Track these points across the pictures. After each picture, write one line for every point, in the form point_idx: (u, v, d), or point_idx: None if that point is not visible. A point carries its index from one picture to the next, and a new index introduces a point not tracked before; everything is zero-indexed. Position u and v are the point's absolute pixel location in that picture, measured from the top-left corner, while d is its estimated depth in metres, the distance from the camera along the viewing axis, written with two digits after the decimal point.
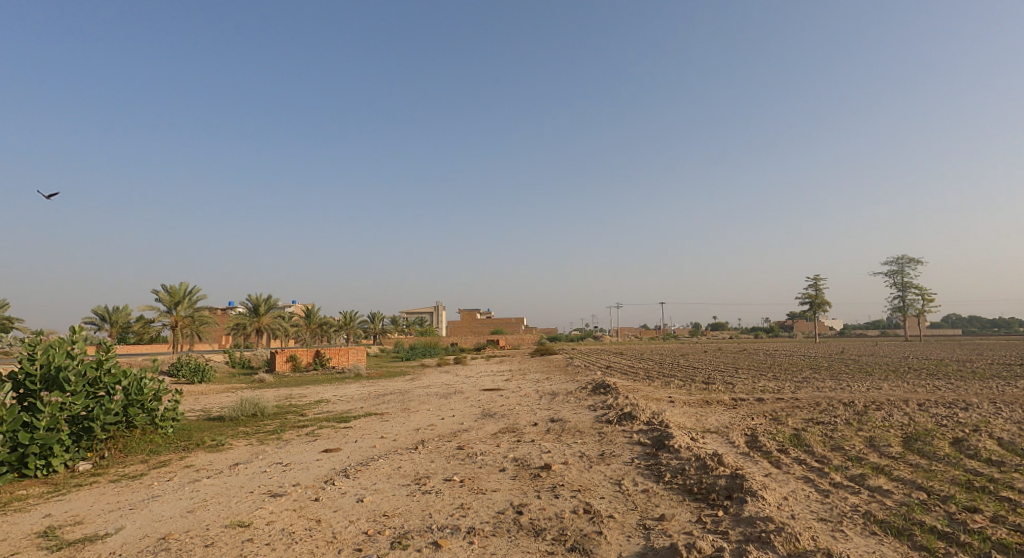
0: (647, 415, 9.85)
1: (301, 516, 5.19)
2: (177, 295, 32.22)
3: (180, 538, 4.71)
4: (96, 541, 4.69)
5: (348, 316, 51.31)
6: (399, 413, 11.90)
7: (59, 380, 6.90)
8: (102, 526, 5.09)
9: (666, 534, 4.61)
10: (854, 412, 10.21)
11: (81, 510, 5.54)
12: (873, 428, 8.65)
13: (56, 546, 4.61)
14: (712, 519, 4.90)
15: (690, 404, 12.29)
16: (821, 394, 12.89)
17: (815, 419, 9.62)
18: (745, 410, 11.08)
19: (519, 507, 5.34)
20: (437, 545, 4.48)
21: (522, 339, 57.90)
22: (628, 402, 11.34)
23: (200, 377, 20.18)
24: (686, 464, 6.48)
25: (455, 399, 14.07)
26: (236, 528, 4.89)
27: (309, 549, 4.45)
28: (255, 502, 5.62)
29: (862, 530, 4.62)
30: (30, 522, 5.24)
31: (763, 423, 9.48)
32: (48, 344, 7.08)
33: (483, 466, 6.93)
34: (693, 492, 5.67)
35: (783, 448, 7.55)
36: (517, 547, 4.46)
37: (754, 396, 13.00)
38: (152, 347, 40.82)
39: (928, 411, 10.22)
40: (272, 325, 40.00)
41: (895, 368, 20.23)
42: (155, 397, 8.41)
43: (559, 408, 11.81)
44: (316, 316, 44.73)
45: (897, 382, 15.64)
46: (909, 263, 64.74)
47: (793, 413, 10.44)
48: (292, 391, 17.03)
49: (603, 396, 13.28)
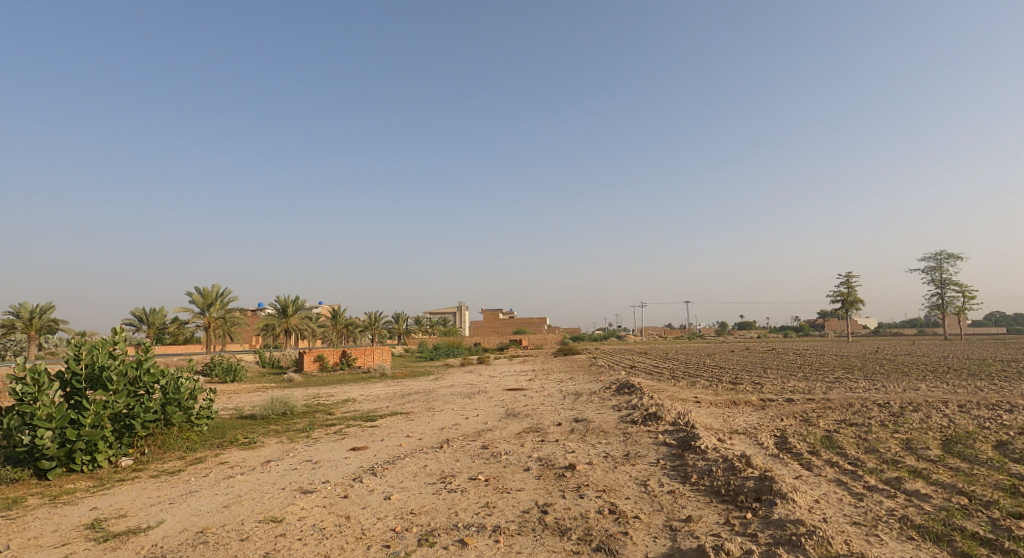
0: (672, 415, 9.71)
1: (331, 513, 5.31)
2: (210, 296, 33.25)
3: (217, 531, 4.88)
4: (140, 534, 4.89)
5: (374, 316, 52.36)
6: (424, 413, 11.97)
7: (102, 379, 7.17)
8: (144, 519, 5.30)
9: (692, 536, 4.58)
10: (890, 414, 9.88)
11: (125, 504, 5.79)
12: (910, 430, 8.39)
13: (103, 537, 4.83)
14: (740, 521, 4.85)
15: (717, 404, 12.09)
16: (855, 396, 12.50)
17: (848, 421, 9.36)
18: (774, 411, 10.84)
19: (543, 506, 5.37)
20: (463, 543, 4.55)
21: (542, 339, 57.30)
22: (653, 403, 11.22)
23: (231, 377, 20.76)
24: (713, 466, 6.40)
25: (480, 399, 14.09)
26: (269, 523, 5.03)
27: (338, 545, 4.56)
28: (288, 498, 5.79)
29: (898, 535, 4.51)
30: (78, 514, 5.49)
31: (793, 425, 9.28)
32: (93, 345, 7.40)
33: (508, 465, 6.98)
34: (721, 494, 5.61)
35: (814, 450, 7.40)
36: (542, 547, 4.49)
37: (783, 397, 12.68)
38: (187, 347, 42.11)
39: (969, 413, 9.83)
40: (300, 325, 40.82)
41: (933, 368, 19.27)
42: (191, 397, 8.73)
43: (583, 408, 11.74)
44: (342, 317, 45.42)
45: (935, 383, 15.04)
46: (949, 259, 61.41)
47: (826, 415, 10.15)
48: (318, 391, 17.31)
49: (628, 396, 13.15)
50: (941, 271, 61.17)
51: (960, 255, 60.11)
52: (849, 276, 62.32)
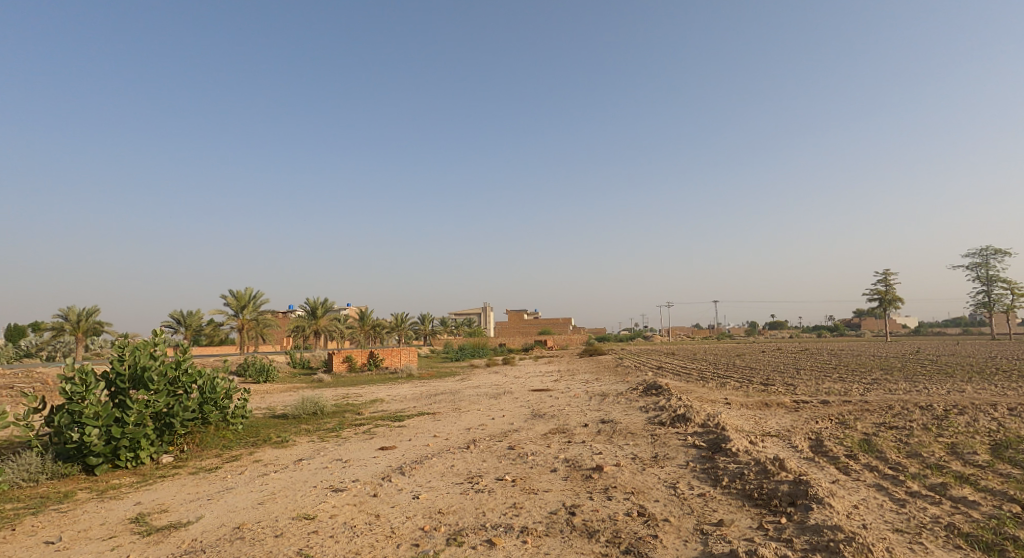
0: (702, 417, 9.55)
1: (361, 511, 5.40)
2: (243, 299, 34.15)
3: (253, 527, 5.02)
4: (181, 528, 5.07)
5: (400, 317, 52.99)
6: (451, 413, 12.06)
7: (144, 379, 7.46)
8: (185, 514, 5.49)
9: (725, 540, 4.50)
10: (933, 417, 9.49)
11: (166, 499, 6.01)
12: (955, 434, 8.04)
13: (147, 531, 5.02)
14: (775, 526, 4.74)
15: (748, 406, 11.84)
16: (895, 398, 12.05)
17: (887, 424, 9.04)
18: (808, 413, 10.54)
19: (571, 507, 5.35)
20: (491, 543, 4.57)
21: (568, 339, 57.11)
22: (681, 404, 11.05)
23: (264, 378, 21.31)
24: (745, 469, 6.27)
25: (506, 400, 14.12)
26: (302, 520, 5.14)
27: (369, 543, 4.63)
28: (319, 496, 5.91)
29: (944, 544, 4.34)
30: (123, 508, 5.72)
31: (829, 427, 9.01)
32: (135, 346, 7.69)
33: (534, 466, 6.97)
34: (753, 497, 5.49)
35: (851, 453, 7.18)
36: (570, 548, 4.47)
37: (818, 398, 12.33)
38: (222, 348, 43.39)
39: (1020, 417, 9.36)
40: (329, 327, 41.59)
41: (979, 369, 18.43)
42: (227, 396, 9.00)
43: (610, 409, 11.65)
44: (370, 318, 46.10)
45: (982, 384, 14.39)
46: (995, 254, 58.65)
47: (863, 417, 9.82)
48: (347, 391, 17.63)
49: (656, 397, 12.99)
50: (987, 267, 58.52)
51: (1007, 250, 57.37)
52: (888, 274, 59.92)
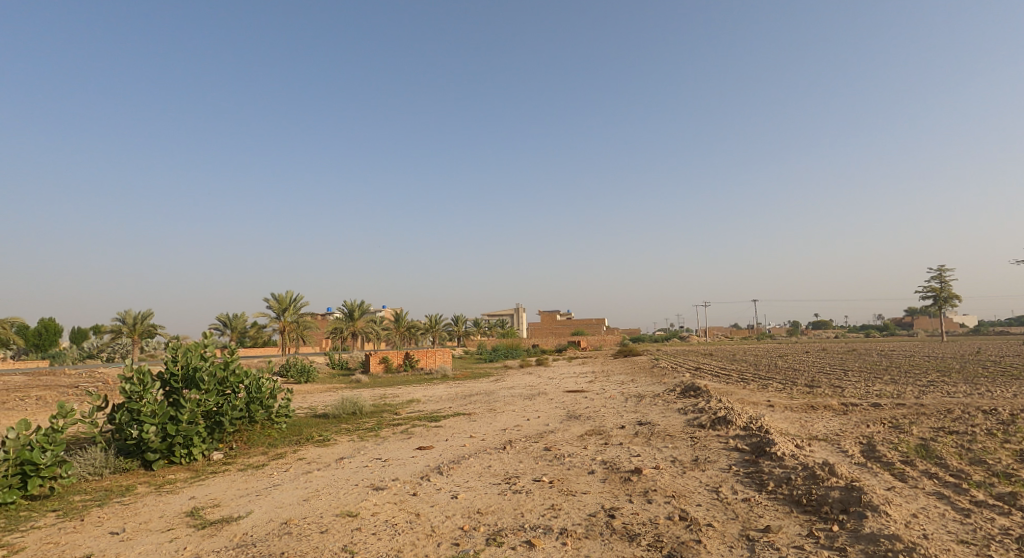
0: (744, 419, 9.27)
1: (401, 509, 5.48)
2: (284, 302, 35.22)
3: (299, 523, 5.16)
4: (232, 523, 5.26)
5: (435, 319, 53.64)
6: (486, 414, 12.11)
7: (196, 379, 7.80)
8: (235, 509, 5.70)
9: (773, 548, 4.35)
10: (997, 422, 8.92)
11: (218, 494, 6.25)
12: (1022, 440, 7.54)
13: (201, 524, 5.24)
14: (827, 534, 4.55)
15: (793, 408, 11.43)
16: (954, 401, 11.39)
17: (945, 429, 8.55)
18: (858, 417, 10.09)
19: (611, 510, 5.28)
20: (531, 544, 4.55)
21: (602, 340, 56.56)
22: (722, 406, 10.76)
23: (305, 378, 21.94)
24: (792, 473, 6.06)
25: (541, 401, 14.07)
26: (345, 517, 5.26)
27: (410, 541, 4.69)
28: (361, 494, 6.04)
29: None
30: (178, 502, 5.98)
31: (881, 431, 8.60)
32: (187, 347, 8.05)
33: (572, 467, 6.92)
34: (802, 504, 5.28)
35: (907, 459, 6.82)
36: (611, 551, 4.41)
37: (869, 401, 11.77)
38: (265, 350, 44.90)
39: None
40: (366, 328, 42.45)
41: None
42: (271, 396, 9.31)
43: (647, 411, 11.45)
44: (405, 320, 46.82)
45: None
46: None
47: (919, 422, 9.32)
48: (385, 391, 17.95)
49: (695, 399, 12.69)
50: None
51: None
52: (943, 270, 57.17)
